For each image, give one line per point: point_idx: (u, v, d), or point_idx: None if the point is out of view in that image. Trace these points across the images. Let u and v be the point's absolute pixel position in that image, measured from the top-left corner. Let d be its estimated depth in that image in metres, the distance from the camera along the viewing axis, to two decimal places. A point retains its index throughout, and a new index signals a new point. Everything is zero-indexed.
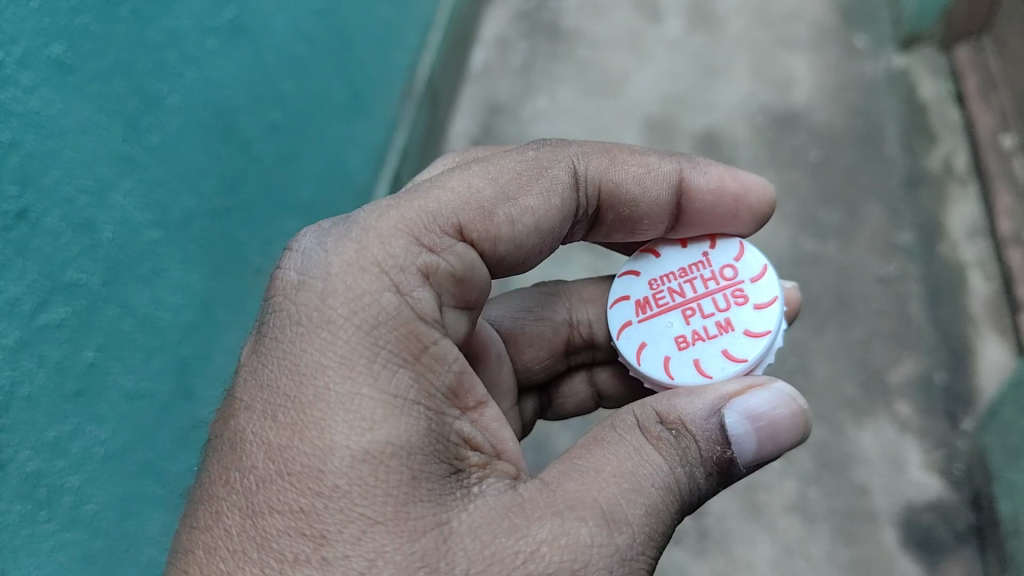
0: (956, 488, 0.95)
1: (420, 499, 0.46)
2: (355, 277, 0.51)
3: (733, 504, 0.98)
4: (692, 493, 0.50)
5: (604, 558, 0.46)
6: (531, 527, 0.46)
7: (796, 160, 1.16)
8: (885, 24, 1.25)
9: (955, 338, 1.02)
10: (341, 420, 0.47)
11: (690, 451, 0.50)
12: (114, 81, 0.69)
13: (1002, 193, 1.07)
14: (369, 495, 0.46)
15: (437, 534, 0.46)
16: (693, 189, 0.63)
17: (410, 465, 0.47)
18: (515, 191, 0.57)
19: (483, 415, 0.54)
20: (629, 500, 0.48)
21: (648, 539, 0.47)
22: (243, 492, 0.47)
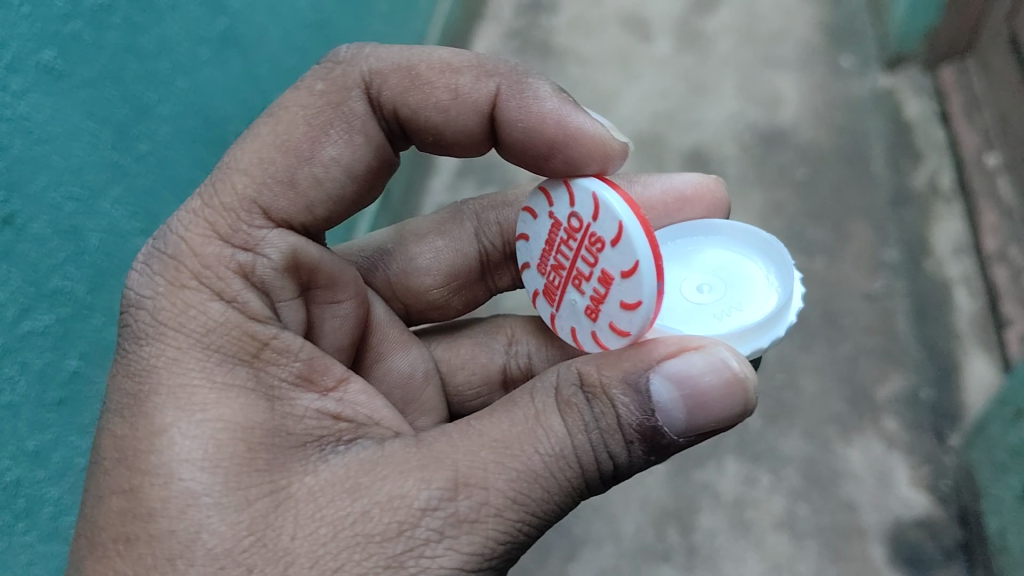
0: (943, 505, 0.95)
1: (251, 471, 0.44)
2: (179, 293, 0.50)
3: (721, 520, 0.97)
4: (602, 464, 0.46)
5: (435, 520, 0.43)
6: (373, 488, 0.44)
7: (782, 177, 1.18)
8: (870, 45, 1.28)
9: (942, 355, 1.03)
10: (169, 401, 0.46)
11: (605, 418, 0.46)
12: (103, 88, 0.68)
13: (987, 211, 1.08)
14: (195, 469, 0.44)
15: (271, 505, 0.43)
16: (508, 121, 0.59)
17: (239, 439, 0.45)
18: (311, 150, 0.57)
19: (347, 391, 0.52)
20: (499, 465, 0.45)
21: (515, 506, 0.44)
22: (88, 483, 0.46)
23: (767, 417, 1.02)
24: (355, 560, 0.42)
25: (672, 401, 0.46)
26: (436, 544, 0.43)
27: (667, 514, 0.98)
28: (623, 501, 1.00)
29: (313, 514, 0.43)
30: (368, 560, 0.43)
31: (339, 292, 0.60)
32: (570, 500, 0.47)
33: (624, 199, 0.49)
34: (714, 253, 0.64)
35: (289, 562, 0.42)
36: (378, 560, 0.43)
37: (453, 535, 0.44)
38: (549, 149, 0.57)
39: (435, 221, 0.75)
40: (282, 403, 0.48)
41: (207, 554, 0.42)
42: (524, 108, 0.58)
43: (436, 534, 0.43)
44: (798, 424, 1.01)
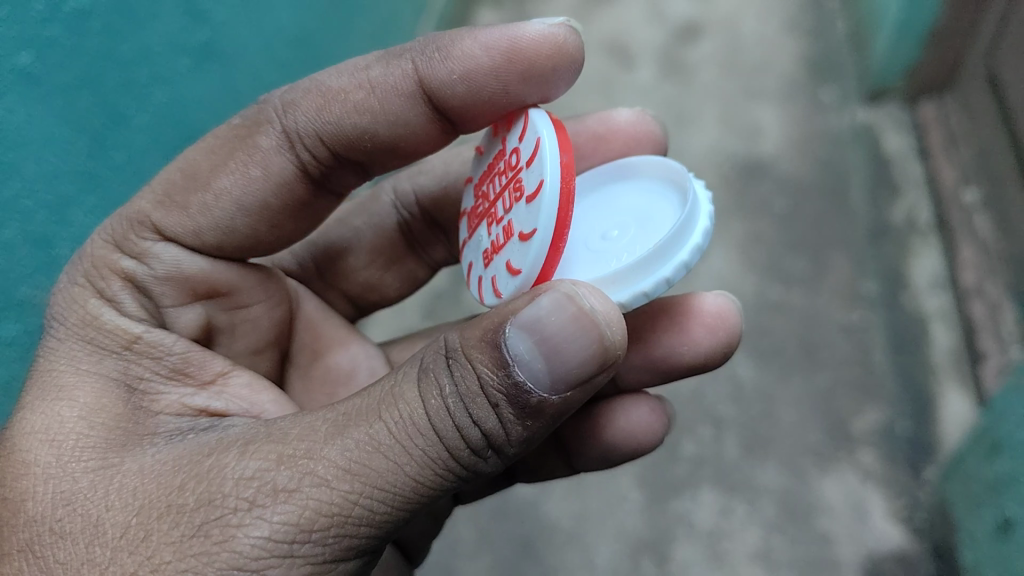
0: (917, 539, 0.94)
1: (84, 446, 0.47)
2: (75, 292, 0.56)
3: (696, 551, 0.96)
4: (460, 431, 0.45)
5: (247, 489, 0.44)
6: (203, 461, 0.45)
7: (762, 209, 1.19)
8: (850, 80, 1.30)
9: (919, 389, 1.03)
10: (35, 388, 0.51)
11: (467, 379, 0.45)
12: (82, 96, 0.66)
13: (965, 246, 1.09)
14: (37, 445, 0.48)
15: (94, 477, 0.46)
16: (442, 89, 0.61)
17: (79, 419, 0.48)
18: (209, 174, 0.59)
19: (227, 385, 0.56)
20: (330, 441, 0.45)
21: (349, 474, 0.44)
22: None
23: (744, 446, 1.02)
24: (161, 530, 0.43)
25: (527, 350, 0.44)
26: (250, 515, 0.43)
27: (642, 544, 0.97)
28: (597, 529, 0.99)
29: (134, 487, 0.45)
30: (175, 530, 0.43)
31: (247, 296, 0.63)
32: (429, 474, 0.45)
33: (558, 165, 0.50)
34: (629, 196, 0.64)
35: (100, 531, 0.44)
36: (185, 529, 0.43)
37: (266, 504, 0.43)
38: (503, 93, 0.60)
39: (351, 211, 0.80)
40: (139, 394, 0.51)
41: (26, 519, 0.45)
42: (451, 60, 0.60)
43: (247, 503, 0.43)
44: (774, 454, 1.01)
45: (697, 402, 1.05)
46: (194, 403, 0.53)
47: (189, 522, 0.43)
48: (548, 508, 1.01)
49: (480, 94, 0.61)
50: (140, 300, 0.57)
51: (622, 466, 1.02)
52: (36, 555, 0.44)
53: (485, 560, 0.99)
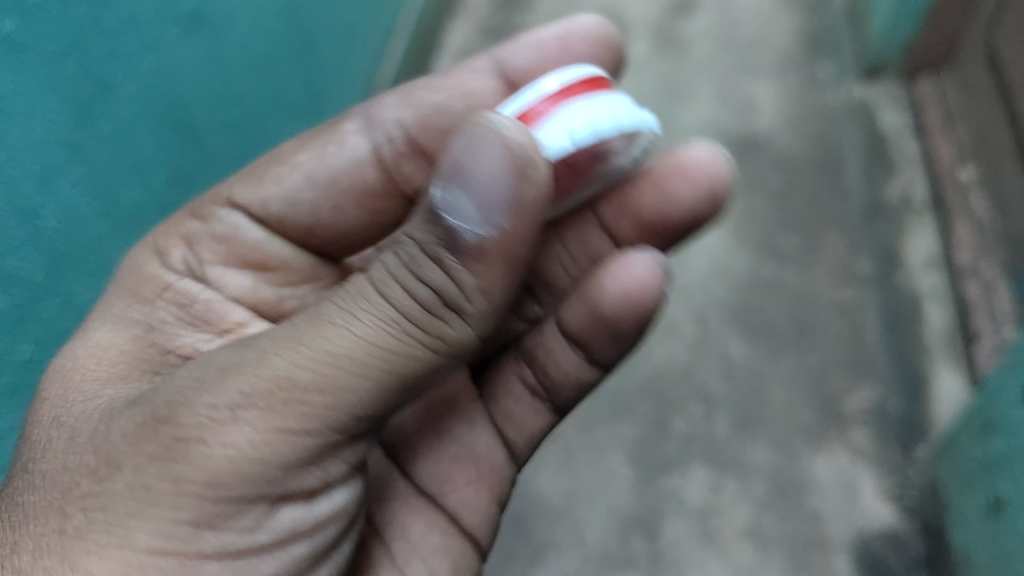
0: (907, 517, 0.94)
1: (84, 381, 0.48)
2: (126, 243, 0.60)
3: (686, 527, 0.96)
4: (410, 292, 0.41)
5: (192, 377, 0.41)
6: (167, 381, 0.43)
7: (756, 186, 1.18)
8: (847, 56, 1.29)
9: (912, 367, 1.03)
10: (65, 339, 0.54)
11: (412, 249, 0.41)
12: (66, 64, 0.64)
13: (960, 226, 1.08)
14: (47, 384, 0.49)
15: (83, 404, 0.46)
16: (512, 62, 0.59)
17: (89, 361, 0.50)
18: (287, 155, 0.59)
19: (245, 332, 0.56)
20: (279, 335, 0.41)
21: (288, 346, 0.41)
22: None
23: (735, 424, 1.02)
24: (118, 428, 0.42)
25: (454, 198, 0.39)
26: (194, 393, 0.41)
27: (632, 521, 0.97)
28: (588, 506, 0.98)
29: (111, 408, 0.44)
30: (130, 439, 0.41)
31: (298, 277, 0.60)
32: (384, 339, 0.41)
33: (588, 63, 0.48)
34: None
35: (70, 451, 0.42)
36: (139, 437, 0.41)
37: (212, 396, 0.40)
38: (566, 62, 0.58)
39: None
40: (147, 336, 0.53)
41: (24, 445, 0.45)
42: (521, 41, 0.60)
43: (190, 398, 0.40)
44: (765, 433, 1.01)
45: (688, 379, 1.05)
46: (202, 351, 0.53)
47: (140, 417, 0.41)
48: (538, 484, 1.01)
49: (549, 61, 0.59)
50: (191, 257, 0.59)
51: (612, 444, 1.02)
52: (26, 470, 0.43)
53: None
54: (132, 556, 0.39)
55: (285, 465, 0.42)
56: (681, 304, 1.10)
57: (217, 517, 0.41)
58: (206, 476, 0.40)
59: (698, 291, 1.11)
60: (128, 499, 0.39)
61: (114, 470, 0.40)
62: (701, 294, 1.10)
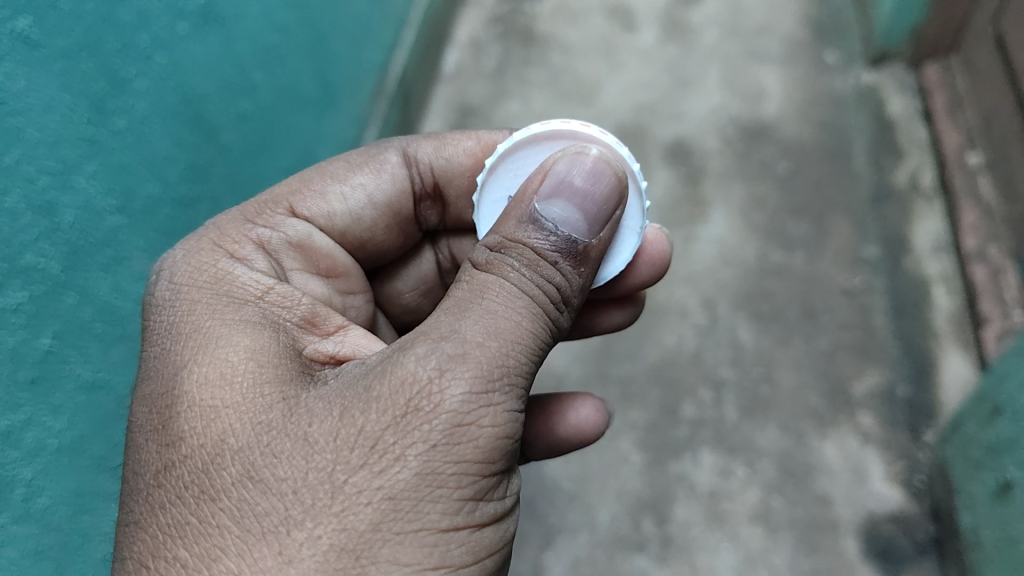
0: (916, 500, 0.95)
1: (260, 383, 0.49)
2: (198, 253, 0.58)
3: (696, 511, 0.97)
4: (547, 292, 0.49)
5: (432, 362, 0.45)
6: (378, 376, 0.46)
7: (764, 172, 1.19)
8: (855, 41, 1.29)
9: (920, 352, 1.03)
10: (185, 343, 0.52)
11: (525, 251, 0.49)
12: (80, 61, 0.65)
13: (968, 209, 1.08)
14: (208, 392, 0.49)
15: (284, 406, 0.47)
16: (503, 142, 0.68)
17: (241, 358, 0.50)
18: (329, 185, 0.65)
19: (347, 336, 0.56)
20: (448, 314, 0.48)
21: (492, 335, 0.46)
22: (148, 421, 0.50)
23: (744, 409, 1.02)
24: (372, 419, 0.44)
25: (563, 210, 0.50)
26: (417, 377, 0.45)
27: (642, 504, 0.98)
28: (599, 491, 1.00)
29: (320, 410, 0.46)
30: (384, 417, 0.44)
31: (353, 284, 0.67)
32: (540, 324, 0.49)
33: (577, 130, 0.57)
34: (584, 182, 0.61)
35: (312, 444, 0.45)
36: (392, 416, 0.44)
37: (453, 375, 0.45)
38: None
39: (353, 162, 0.67)
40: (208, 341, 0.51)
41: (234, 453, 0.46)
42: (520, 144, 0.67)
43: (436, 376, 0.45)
44: (774, 418, 1.02)
45: (697, 364, 1.05)
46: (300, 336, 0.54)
47: (396, 409, 0.44)
48: (549, 470, 1.02)
49: None
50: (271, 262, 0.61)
51: (622, 429, 1.03)
52: (255, 478, 0.44)
53: None
54: (436, 530, 0.44)
55: (517, 441, 0.47)
56: (690, 290, 1.10)
57: (485, 495, 0.46)
58: (481, 452, 0.45)
59: (706, 278, 1.11)
60: (418, 482, 0.44)
61: (401, 454, 0.44)
62: (709, 280, 1.11)
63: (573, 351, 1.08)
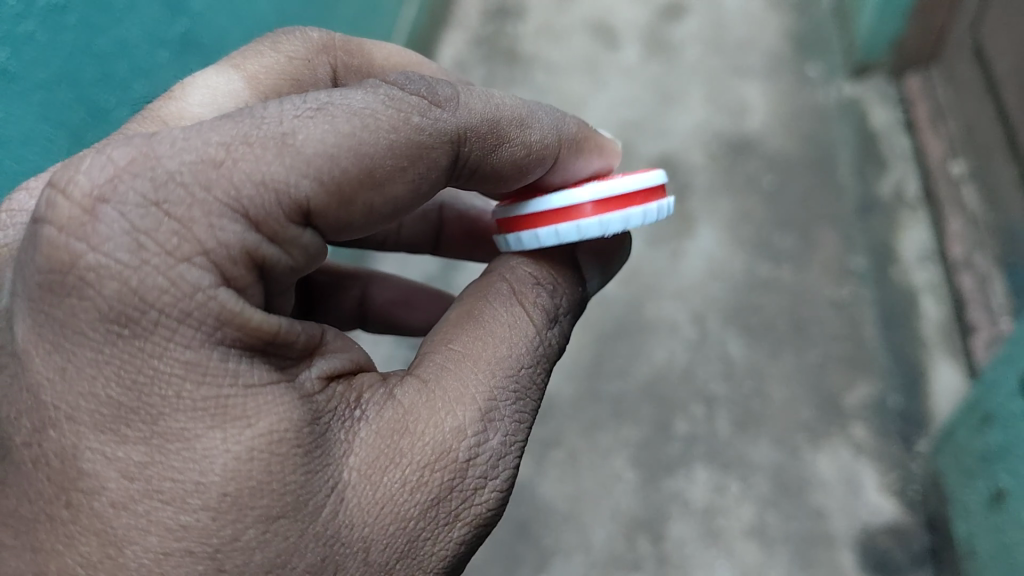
0: (911, 511, 0.95)
1: (278, 435, 0.38)
2: (130, 194, 0.35)
3: (690, 528, 0.96)
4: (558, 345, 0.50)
5: (475, 442, 0.43)
6: (426, 438, 0.42)
7: (749, 186, 1.19)
8: (837, 54, 1.31)
9: (910, 363, 1.03)
10: (178, 363, 0.36)
11: (553, 302, 0.49)
12: (58, 92, 0.63)
13: (953, 219, 1.09)
14: (212, 431, 0.36)
15: (315, 469, 0.39)
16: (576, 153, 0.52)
17: (246, 393, 0.38)
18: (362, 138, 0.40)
19: (329, 349, 0.44)
20: (496, 374, 0.45)
21: (522, 411, 0.45)
22: (91, 436, 0.35)
23: (735, 424, 1.02)
24: (412, 503, 0.40)
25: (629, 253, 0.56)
26: (460, 458, 0.42)
27: (636, 523, 0.97)
28: (593, 511, 0.98)
29: (346, 459, 0.40)
30: (423, 506, 0.41)
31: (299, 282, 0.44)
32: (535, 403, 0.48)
33: None
34: None
35: (352, 532, 0.39)
36: (427, 502, 0.41)
37: (487, 461, 0.43)
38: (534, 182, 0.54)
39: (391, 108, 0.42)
40: (174, 365, 0.36)
41: (247, 524, 0.36)
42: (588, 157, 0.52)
43: (475, 463, 0.43)
44: (767, 432, 1.01)
45: (689, 380, 1.05)
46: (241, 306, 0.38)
47: (444, 482, 0.41)
48: (542, 490, 1.00)
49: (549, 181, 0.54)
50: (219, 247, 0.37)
51: (615, 447, 1.02)
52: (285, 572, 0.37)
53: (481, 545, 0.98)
54: None
55: None
56: (679, 305, 1.10)
57: None
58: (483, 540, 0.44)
59: (695, 293, 1.11)
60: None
61: (436, 546, 0.41)
62: (698, 295, 1.11)
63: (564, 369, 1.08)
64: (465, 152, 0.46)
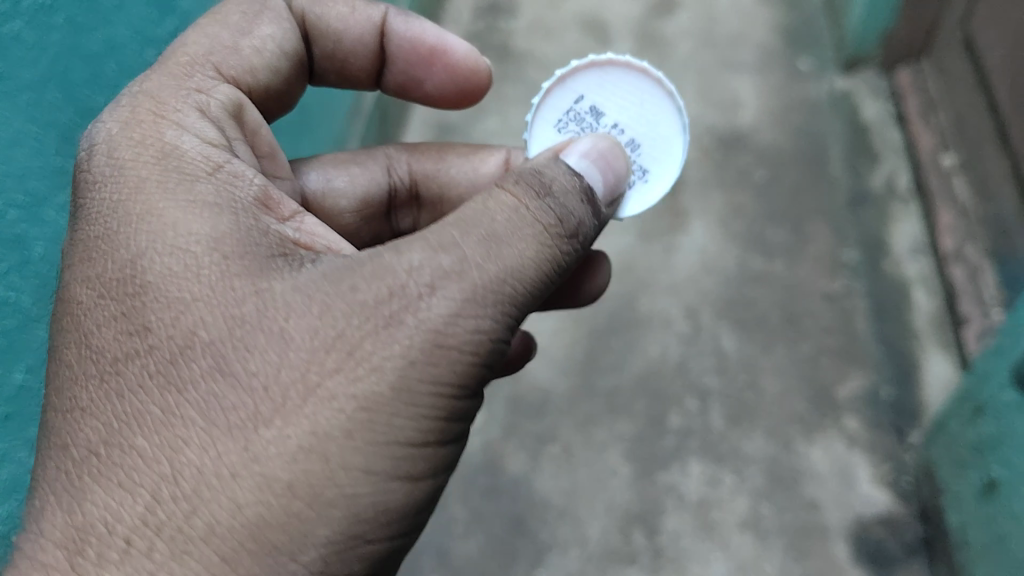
0: (904, 502, 0.95)
1: (210, 247, 0.46)
2: (120, 105, 0.53)
3: (686, 521, 0.97)
4: (557, 223, 0.48)
5: (424, 276, 0.44)
6: (371, 270, 0.44)
7: (742, 180, 1.19)
8: (828, 49, 1.31)
9: (902, 354, 1.04)
10: (133, 199, 0.48)
11: (540, 182, 0.49)
12: (48, 91, 0.62)
13: (944, 211, 1.09)
14: (156, 245, 0.46)
15: (246, 276, 0.45)
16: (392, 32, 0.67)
17: (189, 226, 0.47)
18: (249, 27, 0.60)
19: (303, 222, 0.52)
20: (462, 231, 0.46)
21: (492, 258, 0.45)
22: (82, 261, 0.48)
23: (729, 418, 1.02)
24: (347, 319, 0.43)
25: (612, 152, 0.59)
26: (403, 283, 0.44)
27: (632, 517, 0.98)
28: (589, 505, 0.99)
29: (290, 279, 0.45)
30: (360, 320, 0.43)
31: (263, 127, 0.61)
32: (533, 281, 0.47)
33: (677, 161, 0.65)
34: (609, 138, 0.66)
35: (283, 336, 0.43)
36: (365, 318, 0.43)
37: (437, 289, 0.44)
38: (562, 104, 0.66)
39: (246, 11, 0.61)
40: (127, 203, 0.48)
41: (181, 316, 0.44)
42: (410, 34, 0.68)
43: (424, 292, 0.44)
44: (761, 425, 1.02)
45: (683, 374, 1.05)
46: (186, 148, 0.51)
47: (375, 325, 0.43)
48: (538, 485, 1.01)
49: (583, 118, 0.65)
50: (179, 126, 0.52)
51: (610, 441, 1.02)
52: (221, 366, 0.43)
53: (477, 540, 0.98)
54: (385, 446, 0.43)
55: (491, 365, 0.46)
56: (673, 300, 1.11)
57: (447, 420, 0.45)
58: (447, 374, 0.44)
59: (689, 288, 1.11)
60: (383, 393, 0.43)
61: (374, 362, 0.43)
62: (691, 289, 1.11)
63: (559, 365, 1.08)
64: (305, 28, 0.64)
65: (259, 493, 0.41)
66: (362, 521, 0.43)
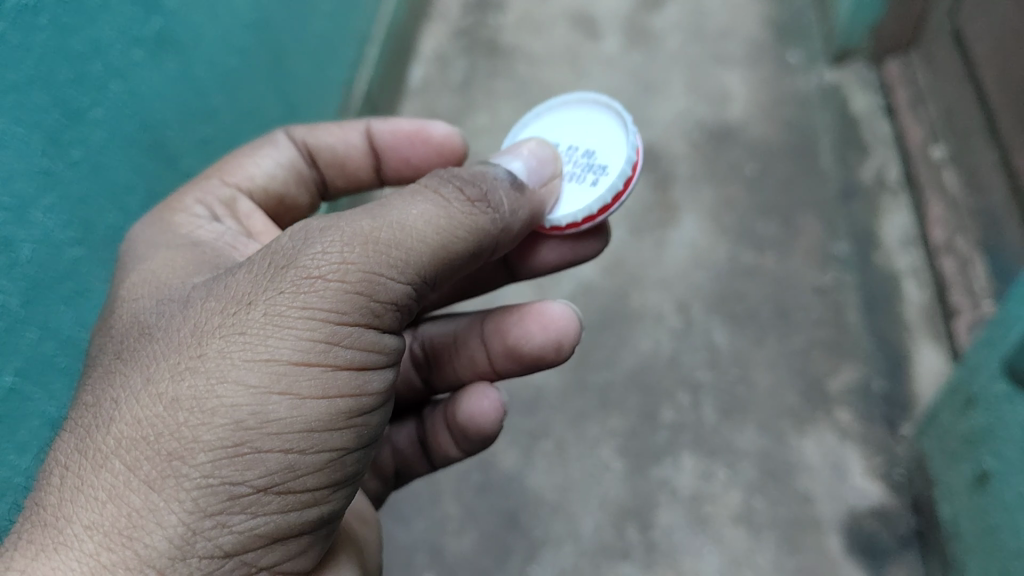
0: (896, 494, 0.95)
1: (166, 266, 0.53)
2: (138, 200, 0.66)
3: (679, 515, 0.97)
4: (455, 193, 0.51)
5: (304, 230, 0.47)
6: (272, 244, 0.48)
7: (732, 174, 1.19)
8: (816, 41, 1.31)
9: (893, 346, 1.04)
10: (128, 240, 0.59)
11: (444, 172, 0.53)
12: (32, 92, 0.61)
13: (934, 203, 1.09)
14: (129, 271, 0.54)
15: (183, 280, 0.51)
16: (381, 136, 0.71)
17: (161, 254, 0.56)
18: (252, 156, 0.69)
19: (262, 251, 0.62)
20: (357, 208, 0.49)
21: (375, 216, 0.48)
22: None
23: (721, 411, 1.02)
24: (239, 275, 0.46)
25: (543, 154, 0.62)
26: (288, 239, 0.46)
27: (625, 511, 0.98)
28: (582, 501, 0.99)
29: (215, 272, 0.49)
30: (248, 273, 0.46)
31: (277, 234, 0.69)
32: (428, 235, 0.49)
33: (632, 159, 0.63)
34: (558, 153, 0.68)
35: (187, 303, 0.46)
36: (253, 271, 0.46)
37: (315, 235, 0.46)
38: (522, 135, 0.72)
39: (257, 143, 0.70)
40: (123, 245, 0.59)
41: (127, 312, 0.50)
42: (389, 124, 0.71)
43: (302, 240, 0.46)
44: (753, 418, 1.02)
45: (675, 369, 1.06)
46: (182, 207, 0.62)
47: (259, 266, 0.46)
48: (531, 481, 1.01)
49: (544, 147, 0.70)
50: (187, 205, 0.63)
51: (603, 437, 1.02)
52: (140, 333, 0.46)
53: (471, 537, 0.99)
54: (258, 366, 0.42)
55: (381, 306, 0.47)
56: (664, 294, 1.11)
57: (331, 347, 0.44)
58: (321, 301, 0.44)
59: (680, 282, 1.11)
60: (262, 322, 0.43)
61: (253, 299, 0.44)
62: (682, 283, 1.11)
63: None
64: (308, 156, 0.72)
65: (151, 404, 0.42)
66: (245, 431, 0.42)
